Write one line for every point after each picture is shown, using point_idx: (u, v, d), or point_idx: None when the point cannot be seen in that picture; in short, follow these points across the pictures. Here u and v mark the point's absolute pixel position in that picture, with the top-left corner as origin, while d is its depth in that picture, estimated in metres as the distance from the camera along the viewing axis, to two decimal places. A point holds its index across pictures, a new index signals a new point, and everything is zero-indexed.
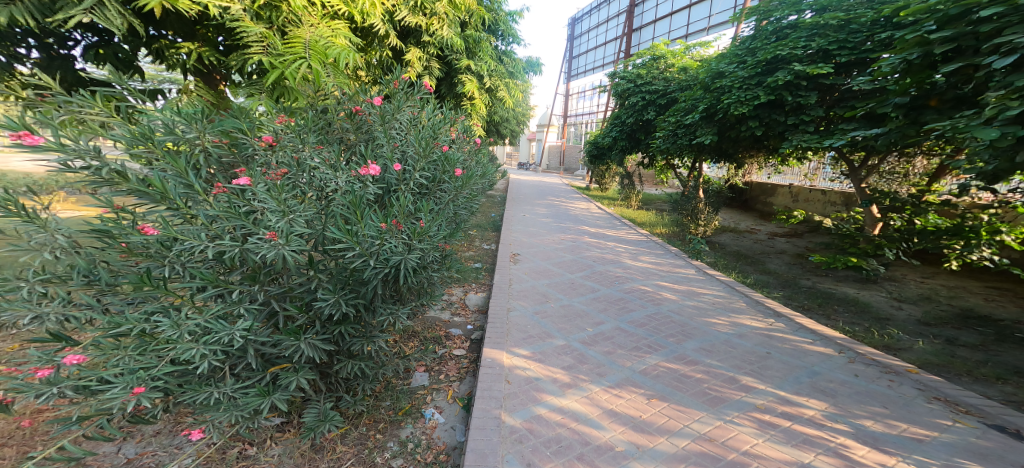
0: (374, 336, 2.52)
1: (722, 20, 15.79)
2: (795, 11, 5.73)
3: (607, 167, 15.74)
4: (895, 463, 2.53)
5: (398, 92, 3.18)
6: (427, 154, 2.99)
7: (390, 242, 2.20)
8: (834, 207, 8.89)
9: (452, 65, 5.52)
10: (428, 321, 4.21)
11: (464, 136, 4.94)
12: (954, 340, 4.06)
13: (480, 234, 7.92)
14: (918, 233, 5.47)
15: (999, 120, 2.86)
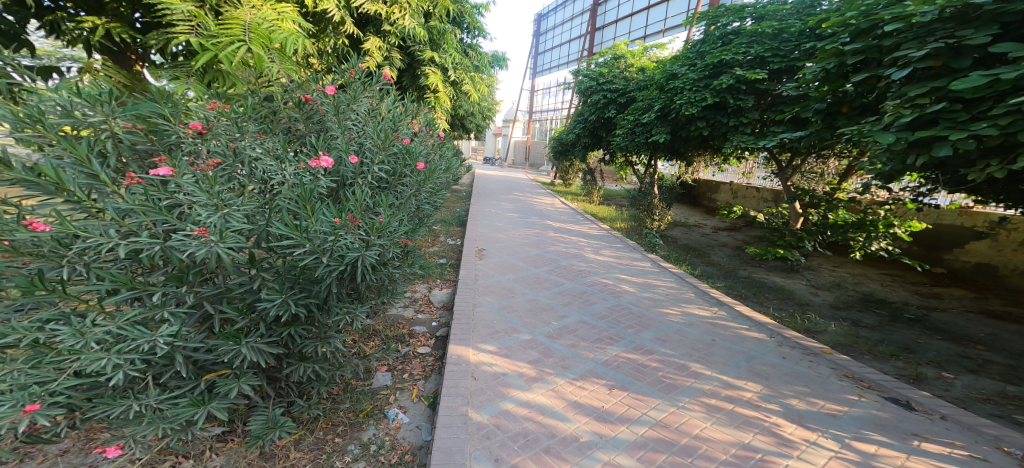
0: (329, 338, 2.16)
1: (676, 24, 16.19)
2: (739, 18, 5.72)
3: (571, 163, 15.46)
4: (817, 438, 2.51)
5: (354, 81, 2.86)
6: (387, 146, 2.64)
7: (346, 238, 1.87)
8: (766, 204, 9.32)
9: (415, 56, 4.98)
10: (390, 319, 3.74)
11: (426, 128, 4.49)
12: (857, 322, 4.20)
13: (444, 229, 7.44)
14: (831, 227, 5.40)
15: (896, 126, 2.90)
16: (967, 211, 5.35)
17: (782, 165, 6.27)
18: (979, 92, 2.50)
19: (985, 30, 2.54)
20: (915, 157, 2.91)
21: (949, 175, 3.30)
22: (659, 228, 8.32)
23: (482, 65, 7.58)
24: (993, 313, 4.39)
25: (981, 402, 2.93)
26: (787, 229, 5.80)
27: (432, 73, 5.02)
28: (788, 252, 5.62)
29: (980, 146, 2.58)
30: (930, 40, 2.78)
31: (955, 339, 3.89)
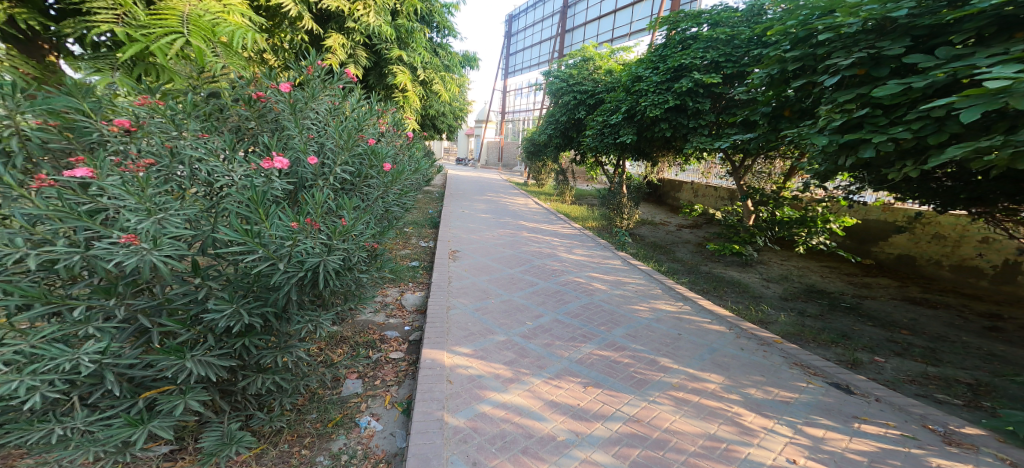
0: (289, 347, 1.83)
1: (641, 28, 16.55)
2: (695, 24, 5.80)
3: (543, 163, 15.35)
4: (774, 425, 2.44)
5: (313, 78, 2.57)
6: (352, 147, 2.35)
7: (306, 242, 1.62)
8: (722, 202, 9.58)
9: (381, 54, 4.54)
10: (359, 324, 3.39)
11: (396, 129, 4.13)
12: (802, 312, 4.24)
13: (415, 231, 7.10)
14: (778, 224, 5.54)
15: (829, 129, 2.95)
16: (888, 207, 5.52)
17: (732, 164, 6.30)
18: (896, 98, 2.54)
19: (901, 40, 2.63)
20: (846, 158, 2.96)
21: (872, 175, 3.38)
22: (629, 227, 8.39)
23: (451, 64, 7.12)
24: (914, 300, 4.56)
25: (907, 383, 2.97)
26: (742, 225, 5.86)
27: (401, 72, 4.57)
28: (742, 247, 5.63)
29: (897, 148, 2.61)
30: (855, 50, 2.86)
31: (882, 325, 3.97)
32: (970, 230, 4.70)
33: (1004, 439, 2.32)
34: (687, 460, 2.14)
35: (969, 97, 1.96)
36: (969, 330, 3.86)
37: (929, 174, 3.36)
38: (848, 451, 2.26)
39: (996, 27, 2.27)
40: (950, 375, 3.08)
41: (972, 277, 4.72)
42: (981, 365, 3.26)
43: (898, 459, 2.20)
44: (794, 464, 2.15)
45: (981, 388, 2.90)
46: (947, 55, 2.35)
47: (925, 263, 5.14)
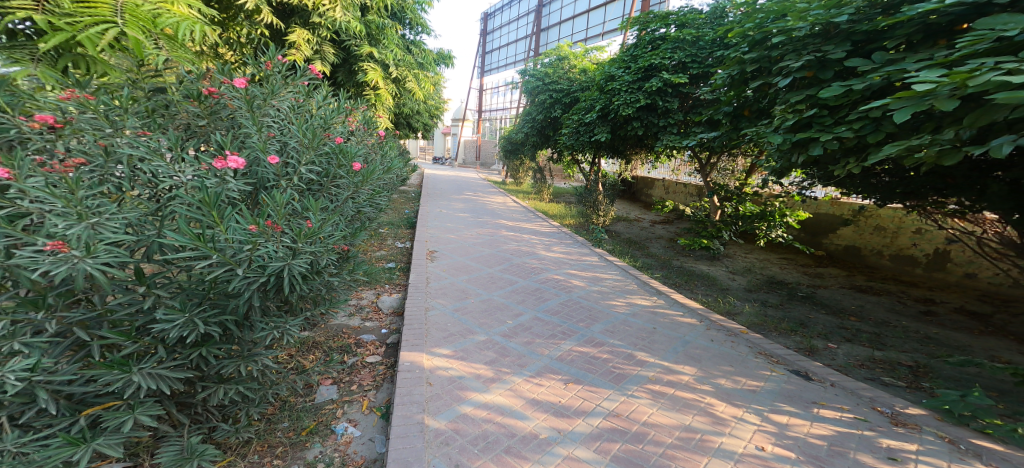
0: (253, 355, 1.65)
1: (614, 28, 16.71)
2: (664, 25, 5.84)
3: (520, 162, 15.26)
4: (742, 414, 2.40)
5: (274, 75, 2.27)
6: (317, 145, 2.11)
7: (267, 246, 1.44)
8: (691, 199, 9.73)
9: (350, 50, 4.26)
10: (332, 329, 3.21)
11: (367, 126, 3.95)
12: (765, 302, 4.29)
13: (391, 231, 6.90)
14: (741, 218, 5.59)
15: (783, 128, 2.96)
16: (837, 202, 5.66)
17: (698, 162, 6.33)
18: (840, 100, 2.54)
19: (843, 45, 2.68)
20: (798, 156, 2.98)
21: (821, 171, 3.40)
22: (604, 224, 8.44)
23: (426, 61, 6.83)
24: (861, 288, 4.67)
25: (857, 368, 2.99)
26: (709, 220, 5.85)
27: (372, 70, 4.30)
28: (710, 242, 5.68)
29: (841, 146, 2.61)
30: (804, 53, 2.89)
31: (834, 312, 4.04)
32: (907, 221, 4.86)
33: (943, 418, 2.33)
34: (664, 453, 2.07)
35: (900, 98, 1.89)
36: (911, 315, 3.96)
37: (869, 170, 3.12)
38: (810, 436, 2.23)
39: (922, 35, 2.30)
40: (893, 358, 3.12)
41: (911, 266, 4.88)
42: (922, 347, 3.32)
43: (854, 441, 2.18)
44: (762, 451, 2.10)
45: (920, 369, 2.93)
46: (881, 59, 2.34)
47: (869, 254, 5.28)
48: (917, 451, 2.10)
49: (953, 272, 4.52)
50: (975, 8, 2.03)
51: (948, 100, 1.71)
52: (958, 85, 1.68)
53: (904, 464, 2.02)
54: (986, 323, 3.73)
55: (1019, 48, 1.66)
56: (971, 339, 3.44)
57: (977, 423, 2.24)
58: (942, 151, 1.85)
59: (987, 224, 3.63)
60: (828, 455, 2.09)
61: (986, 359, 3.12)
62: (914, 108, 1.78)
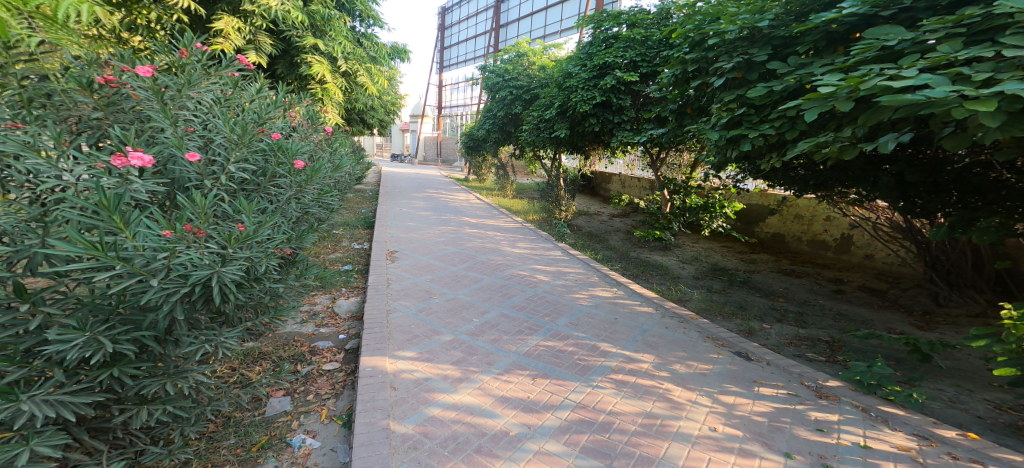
0: (183, 372, 1.49)
1: (571, 26, 17.03)
2: (616, 24, 6.00)
3: (482, 159, 15.19)
4: (695, 397, 2.52)
5: (193, 64, 2.08)
6: (249, 141, 1.97)
7: (190, 253, 1.33)
8: (645, 192, 10.09)
9: (291, 42, 4.05)
10: (283, 337, 3.07)
11: (314, 124, 3.80)
12: (711, 288, 4.53)
13: (347, 232, 6.68)
14: (688, 210, 5.87)
15: (720, 126, 3.14)
16: (765, 192, 6.08)
17: (649, 157, 6.55)
18: (763, 100, 2.73)
19: (765, 49, 2.88)
20: (732, 151, 3.16)
21: (751, 165, 3.64)
22: (566, 218, 8.60)
23: (380, 55, 6.56)
24: (786, 272, 5.02)
25: (786, 346, 3.22)
26: (660, 212, 6.10)
27: (317, 62, 4.12)
28: (662, 233, 5.92)
29: (766, 142, 2.80)
30: (736, 56, 3.06)
31: (768, 294, 4.33)
32: (820, 209, 5.29)
33: (856, 388, 2.56)
34: (630, 440, 2.13)
35: (811, 99, 2.05)
36: (826, 294, 4.30)
37: (788, 163, 3.40)
38: (753, 413, 2.37)
39: (825, 42, 2.50)
40: (815, 335, 3.38)
41: (823, 249, 5.30)
42: (837, 323, 3.61)
43: (789, 416, 2.34)
44: (715, 432, 2.20)
45: (836, 344, 3.20)
46: (796, 63, 2.55)
47: (791, 240, 5.70)
48: (839, 421, 2.29)
49: (855, 253, 4.95)
50: (866, 19, 2.27)
51: (845, 102, 1.88)
52: (853, 88, 1.85)
53: (829, 434, 2.19)
54: (884, 297, 4.10)
55: (898, 57, 1.86)
56: (871, 312, 3.79)
57: (882, 391, 2.48)
58: (842, 147, 2.03)
59: (880, 211, 4.03)
60: (768, 430, 2.22)
61: (884, 330, 3.42)
62: (821, 107, 1.93)
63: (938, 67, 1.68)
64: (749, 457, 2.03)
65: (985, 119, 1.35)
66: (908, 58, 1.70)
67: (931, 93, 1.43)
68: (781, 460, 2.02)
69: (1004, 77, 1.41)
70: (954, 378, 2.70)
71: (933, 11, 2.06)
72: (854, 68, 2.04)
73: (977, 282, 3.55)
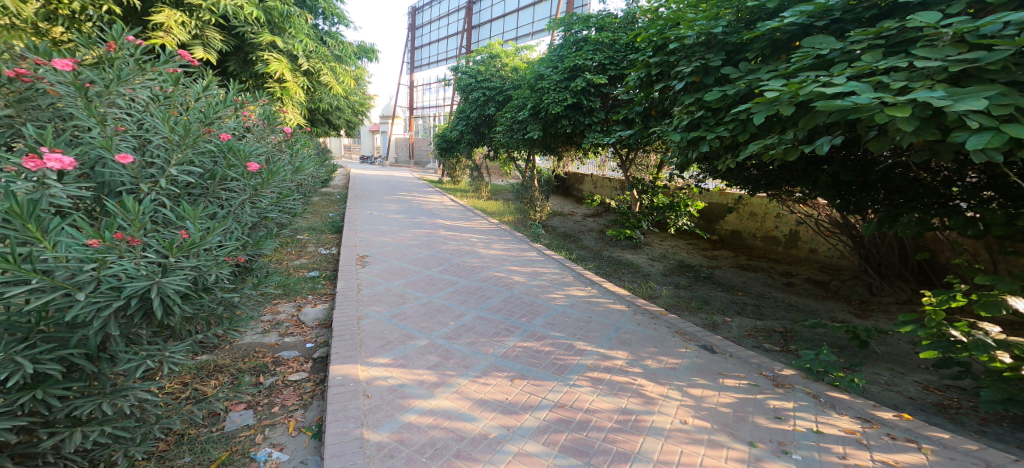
0: (122, 391, 1.40)
1: (542, 28, 17.18)
2: (585, 27, 6.10)
3: (455, 161, 15.08)
4: (666, 391, 2.59)
5: (123, 59, 1.99)
6: (195, 142, 1.87)
7: (123, 264, 1.26)
8: (616, 192, 10.29)
9: (245, 38, 3.91)
10: (243, 348, 2.96)
11: (275, 125, 3.68)
12: (678, 284, 4.66)
13: (313, 237, 6.48)
14: (656, 209, 6.03)
15: (682, 128, 3.24)
16: (723, 192, 6.33)
17: (619, 158, 6.67)
18: (719, 103, 2.84)
19: (720, 54, 3.01)
20: (692, 152, 3.27)
21: (711, 165, 3.78)
22: (541, 219, 8.66)
23: (345, 54, 6.35)
24: (744, 266, 5.23)
25: (746, 337, 3.36)
26: (631, 211, 6.22)
27: (275, 60, 4.01)
28: (632, 231, 6.04)
29: (723, 144, 2.91)
30: (694, 61, 3.18)
31: (730, 289, 4.50)
32: (771, 207, 5.55)
33: (807, 376, 2.70)
34: (607, 437, 2.16)
35: (758, 103, 2.15)
36: (779, 286, 4.50)
37: (744, 164, 3.55)
38: (719, 405, 2.45)
39: (771, 49, 2.66)
40: (770, 326, 3.54)
41: (774, 245, 5.55)
42: (790, 314, 3.79)
43: (751, 406, 2.44)
44: (686, 424, 2.27)
45: (788, 334, 3.37)
46: (746, 69, 2.68)
47: (748, 237, 5.95)
48: (794, 408, 2.40)
49: (802, 248, 5.21)
50: (804, 28, 2.44)
51: (788, 106, 1.98)
52: (795, 92, 1.95)
53: (786, 421, 2.29)
54: (826, 289, 4.33)
55: (832, 66, 2.00)
56: (816, 302, 4.01)
57: (829, 377, 2.63)
58: (787, 149, 2.15)
59: (820, 208, 4.26)
60: (734, 421, 2.30)
61: (827, 319, 3.62)
62: (767, 111, 2.03)
63: (862, 76, 1.83)
64: (717, 448, 2.09)
65: (901, 124, 1.48)
66: (837, 66, 1.85)
67: (858, 99, 1.54)
68: (746, 449, 2.09)
69: (916, 86, 1.55)
70: (888, 362, 2.90)
71: (860, 23, 2.23)
72: (796, 74, 2.16)
73: (903, 273, 3.84)
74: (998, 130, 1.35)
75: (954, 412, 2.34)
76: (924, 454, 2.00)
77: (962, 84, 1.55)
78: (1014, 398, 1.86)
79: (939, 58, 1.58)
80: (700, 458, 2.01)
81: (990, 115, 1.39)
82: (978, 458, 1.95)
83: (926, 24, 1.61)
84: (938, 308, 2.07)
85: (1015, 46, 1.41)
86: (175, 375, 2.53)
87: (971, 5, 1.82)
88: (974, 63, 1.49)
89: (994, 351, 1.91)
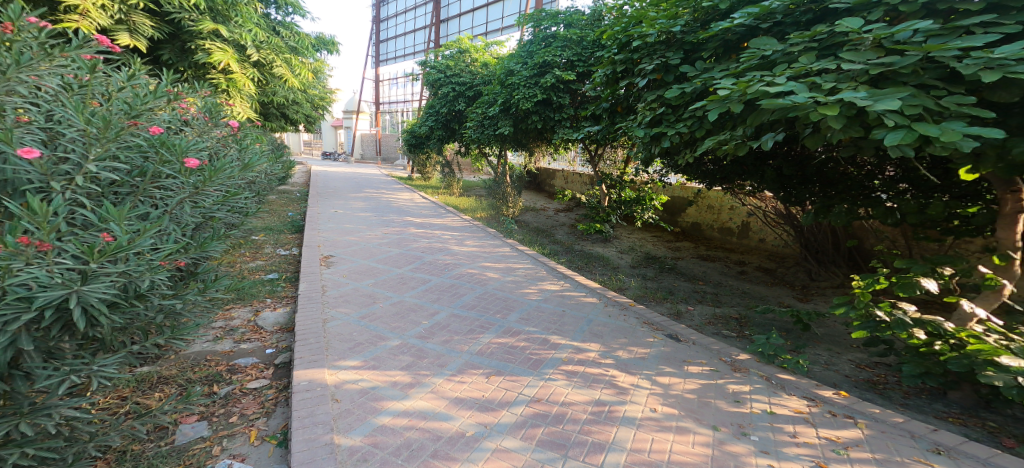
0: (44, 409, 1.31)
1: (511, 24, 17.20)
2: (553, 23, 6.15)
3: (425, 157, 14.83)
4: (636, 380, 2.65)
5: (27, 42, 1.81)
6: (120, 137, 1.73)
7: (33, 272, 1.16)
8: (587, 187, 10.43)
9: (181, 25, 3.71)
10: (194, 358, 2.81)
11: (222, 119, 3.49)
12: (646, 276, 4.78)
13: (270, 238, 6.22)
14: (623, 203, 6.13)
15: (645, 124, 3.30)
16: (684, 186, 6.53)
17: (588, 153, 6.75)
18: (678, 100, 2.92)
19: (679, 53, 3.09)
20: (655, 148, 3.35)
21: (673, 160, 3.88)
22: (513, 214, 8.67)
23: (301, 46, 6.11)
24: (704, 256, 5.43)
25: (707, 325, 3.48)
26: (600, 206, 6.31)
27: (218, 50, 3.82)
28: (602, 226, 6.12)
29: (682, 139, 2.99)
30: (655, 59, 3.24)
31: (692, 279, 4.65)
32: (726, 200, 5.78)
33: (760, 359, 2.82)
34: (582, 429, 2.19)
35: (712, 101, 2.22)
36: (733, 275, 4.69)
37: (702, 159, 3.67)
38: (685, 391, 2.53)
39: (723, 49, 2.76)
40: (728, 313, 3.69)
41: (729, 236, 5.78)
42: (744, 301, 3.96)
43: (714, 391, 2.53)
44: (656, 412, 2.33)
45: (743, 320, 3.53)
46: (701, 68, 2.76)
47: (706, 228, 6.16)
48: (751, 391, 2.51)
49: (752, 238, 5.45)
50: (753, 29, 2.54)
51: (738, 103, 2.06)
52: (743, 91, 2.03)
53: (744, 404, 2.39)
54: (774, 275, 4.56)
55: (775, 66, 2.09)
56: (766, 289, 4.21)
57: (779, 360, 2.78)
58: (738, 144, 2.23)
59: (767, 200, 4.46)
60: (699, 406, 2.38)
61: (775, 304, 3.81)
62: (719, 108, 2.10)
63: (800, 77, 1.93)
64: (685, 434, 2.16)
65: (832, 121, 1.56)
66: (779, 66, 1.94)
67: (795, 99, 1.62)
68: (710, 433, 2.16)
69: (844, 87, 1.65)
70: (826, 343, 3.09)
71: (798, 26, 2.35)
72: (745, 73, 2.25)
73: (836, 258, 4.06)
74: (911, 127, 1.46)
75: (883, 387, 2.51)
76: (860, 429, 2.13)
77: (880, 85, 1.68)
78: (930, 372, 2.09)
79: (861, 62, 1.69)
80: (670, 445, 2.07)
81: (903, 115, 1.51)
82: (905, 430, 2.10)
83: (850, 29, 1.71)
84: (865, 291, 2.21)
85: (923, 51, 1.54)
86: (113, 389, 2.37)
87: (887, 12, 1.96)
88: (890, 67, 1.61)
89: (912, 329, 2.08)
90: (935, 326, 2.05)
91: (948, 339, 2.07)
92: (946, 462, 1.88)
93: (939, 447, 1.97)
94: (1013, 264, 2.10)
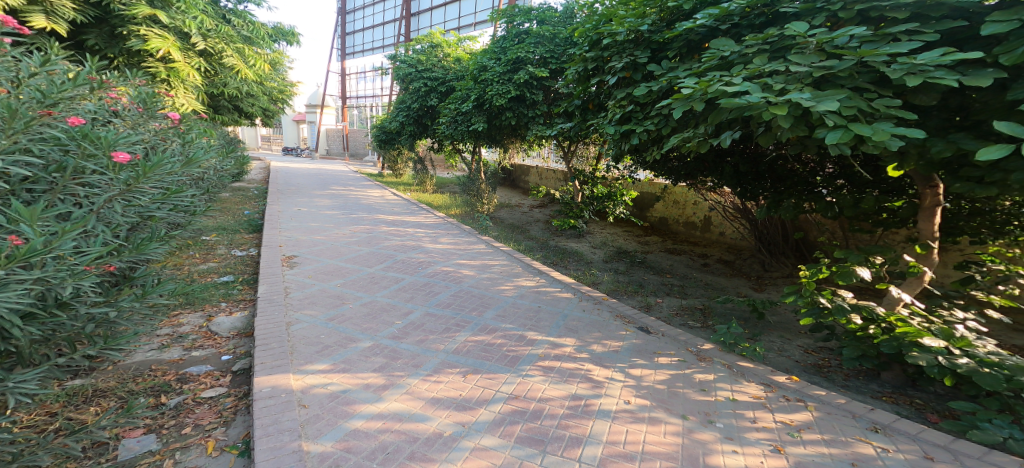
0: None
1: (484, 19, 17.08)
2: (527, 20, 6.12)
3: (397, 154, 14.53)
4: (609, 374, 2.66)
5: None
6: (30, 127, 1.58)
7: None
8: (562, 183, 10.48)
9: (110, 9, 3.47)
10: (136, 367, 2.65)
11: (162, 110, 3.28)
12: (618, 270, 4.83)
13: (224, 238, 5.95)
14: (594, 199, 6.18)
15: (616, 121, 3.32)
16: (652, 182, 6.64)
17: (562, 150, 6.77)
18: (645, 98, 2.93)
19: (646, 51, 3.12)
20: (624, 145, 3.37)
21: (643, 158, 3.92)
22: (488, 211, 8.62)
23: (255, 36, 5.84)
24: (671, 250, 5.55)
25: (675, 316, 3.55)
26: (573, 202, 6.34)
27: (156, 37, 3.62)
28: (575, 222, 6.14)
29: (650, 137, 3.02)
30: (624, 58, 3.25)
31: (660, 272, 4.73)
32: (691, 195, 5.92)
33: (722, 349, 2.90)
34: (560, 424, 2.18)
35: (676, 99, 2.24)
36: (697, 267, 4.81)
37: (669, 156, 3.72)
38: (656, 383, 2.56)
39: (687, 48, 2.80)
40: (692, 304, 3.78)
41: (693, 230, 5.93)
42: (706, 292, 4.06)
43: (683, 381, 2.57)
44: (629, 404, 2.35)
45: (706, 310, 3.63)
46: (667, 67, 2.79)
47: (672, 223, 6.29)
48: (715, 380, 2.57)
49: (714, 232, 5.61)
50: (714, 29, 2.59)
51: (699, 102, 2.08)
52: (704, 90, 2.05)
53: (710, 393, 2.44)
54: (732, 267, 4.71)
55: (732, 66, 2.13)
56: (725, 280, 4.34)
57: (739, 349, 2.86)
58: (700, 141, 2.27)
59: (727, 195, 4.59)
60: (669, 397, 2.41)
61: (733, 294, 3.93)
62: (682, 106, 2.11)
63: (754, 77, 1.98)
64: (656, 424, 2.18)
65: (782, 120, 1.61)
66: (736, 67, 1.99)
67: (750, 99, 1.65)
68: (680, 422, 2.20)
69: (791, 88, 1.70)
70: (778, 330, 3.21)
71: (753, 29, 2.42)
72: (707, 72, 2.28)
73: (785, 250, 4.25)
74: (848, 127, 1.51)
75: (826, 370, 2.63)
76: (810, 412, 2.22)
77: (823, 87, 1.74)
78: (866, 354, 2.21)
79: (806, 64, 1.75)
80: (644, 436, 2.09)
81: (841, 115, 1.57)
82: (848, 411, 2.20)
83: (797, 33, 1.77)
84: (810, 280, 2.30)
85: (857, 56, 1.60)
86: (39, 406, 2.19)
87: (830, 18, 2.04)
88: (830, 70, 1.67)
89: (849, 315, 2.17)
90: (870, 312, 2.16)
91: (881, 324, 2.19)
92: (883, 440, 1.98)
93: (876, 425, 2.07)
94: (932, 253, 2.26)
